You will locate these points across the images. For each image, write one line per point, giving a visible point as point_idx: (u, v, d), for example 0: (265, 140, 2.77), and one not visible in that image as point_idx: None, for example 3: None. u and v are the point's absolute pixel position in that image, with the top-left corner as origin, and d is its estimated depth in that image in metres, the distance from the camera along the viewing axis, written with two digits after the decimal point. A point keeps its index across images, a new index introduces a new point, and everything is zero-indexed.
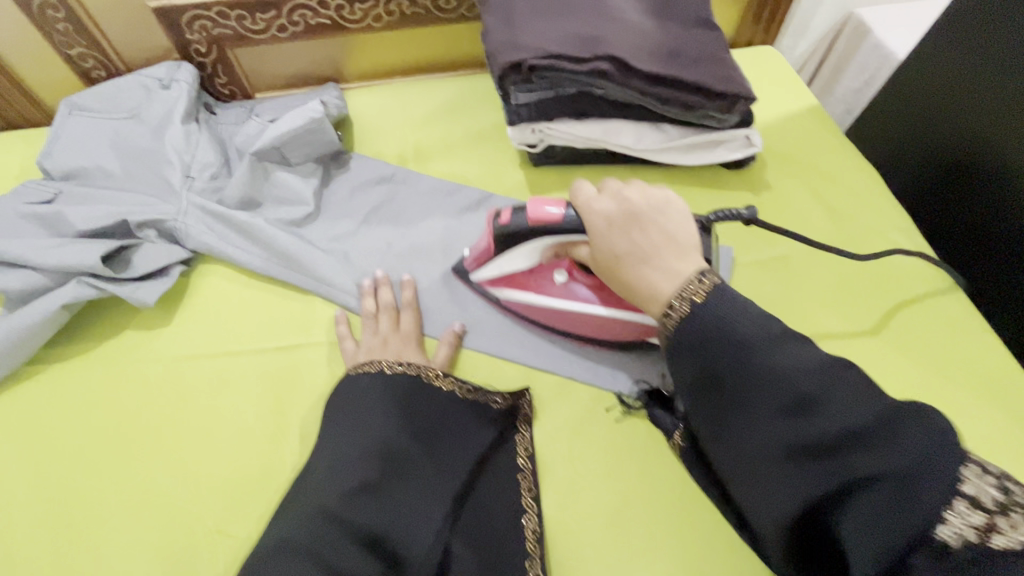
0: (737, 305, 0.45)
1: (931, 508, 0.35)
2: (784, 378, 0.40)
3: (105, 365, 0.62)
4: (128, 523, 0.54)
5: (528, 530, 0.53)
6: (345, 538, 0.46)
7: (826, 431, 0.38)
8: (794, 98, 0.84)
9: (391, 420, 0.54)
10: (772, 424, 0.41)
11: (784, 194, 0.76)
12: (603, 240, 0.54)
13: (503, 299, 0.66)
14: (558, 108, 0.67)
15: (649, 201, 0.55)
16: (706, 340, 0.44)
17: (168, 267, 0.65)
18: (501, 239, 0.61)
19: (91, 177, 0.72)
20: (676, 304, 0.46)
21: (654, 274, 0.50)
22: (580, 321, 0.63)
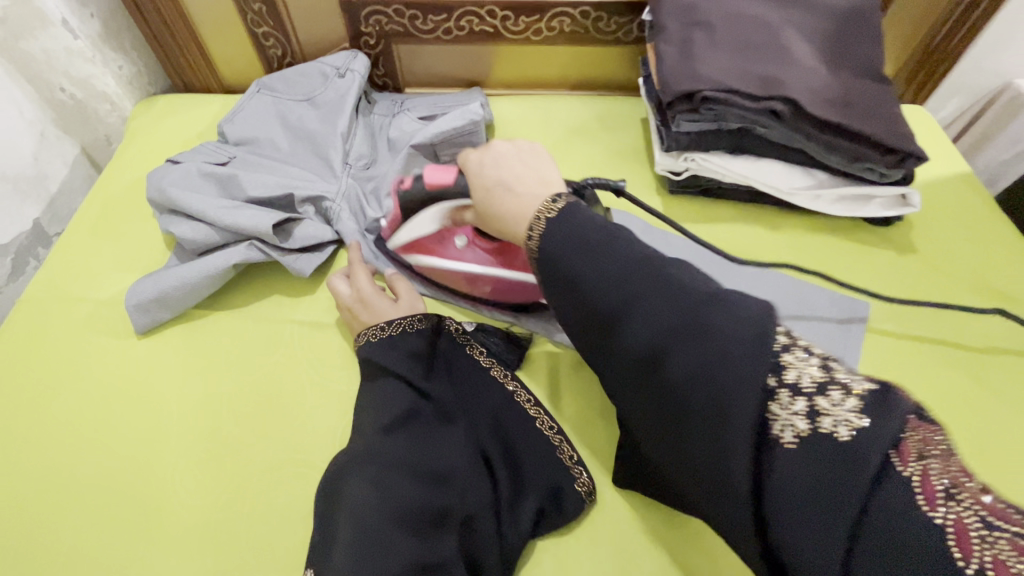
0: (586, 215, 0.46)
1: (778, 416, 0.33)
2: (651, 312, 0.39)
3: (254, 321, 0.66)
4: (265, 473, 0.57)
5: (576, 473, 0.55)
6: (400, 474, 0.50)
7: (645, 326, 0.39)
8: (948, 163, 0.81)
9: (395, 341, 0.58)
10: (630, 330, 0.40)
11: (933, 258, 0.72)
12: (477, 178, 0.56)
13: (413, 264, 0.69)
14: (716, 140, 0.67)
15: (518, 148, 0.57)
16: (578, 235, 0.45)
17: (322, 245, 0.69)
18: (408, 205, 0.64)
19: (262, 148, 0.78)
20: (534, 224, 0.47)
21: (520, 200, 0.51)
22: (459, 278, 0.68)
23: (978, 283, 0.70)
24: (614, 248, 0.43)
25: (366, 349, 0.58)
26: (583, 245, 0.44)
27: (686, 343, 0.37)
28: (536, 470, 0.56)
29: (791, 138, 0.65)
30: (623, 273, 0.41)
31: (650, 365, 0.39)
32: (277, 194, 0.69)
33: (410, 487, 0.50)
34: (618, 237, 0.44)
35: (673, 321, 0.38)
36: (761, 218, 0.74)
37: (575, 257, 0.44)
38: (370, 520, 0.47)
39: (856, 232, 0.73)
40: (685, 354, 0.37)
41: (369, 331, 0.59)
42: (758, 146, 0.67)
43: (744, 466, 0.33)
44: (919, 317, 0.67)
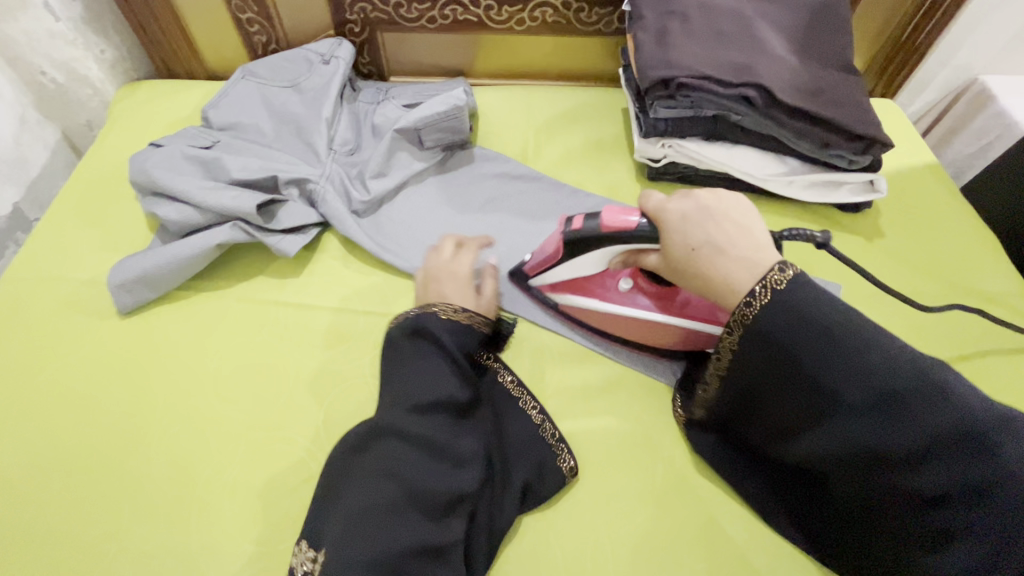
0: (815, 294, 0.46)
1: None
2: (932, 417, 0.42)
3: (237, 304, 0.66)
4: (247, 450, 0.57)
5: (559, 451, 0.57)
6: (419, 455, 0.49)
7: (927, 433, 0.42)
8: (916, 154, 0.84)
9: (453, 333, 0.55)
10: (851, 417, 0.45)
11: (900, 244, 0.75)
12: (677, 232, 0.52)
13: (561, 303, 0.67)
14: (692, 126, 0.69)
15: (720, 197, 0.53)
16: (790, 319, 0.46)
17: (306, 227, 0.69)
18: (570, 248, 0.59)
19: (246, 133, 0.79)
20: (757, 294, 0.47)
21: (733, 267, 0.49)
22: (612, 322, 0.64)
23: (941, 267, 0.73)
24: (844, 328, 0.45)
25: (427, 327, 0.55)
26: (802, 324, 0.46)
27: (957, 450, 0.41)
28: (522, 448, 0.57)
29: (764, 125, 0.67)
30: (836, 357, 0.45)
31: (904, 463, 0.43)
32: (261, 176, 0.70)
33: (430, 470, 0.49)
34: (877, 333, 0.45)
35: (928, 433, 0.42)
36: None
37: (798, 334, 0.46)
38: (383, 501, 0.47)
39: (827, 219, 0.76)
40: (949, 463, 0.41)
41: (433, 309, 0.56)
42: (732, 133, 0.69)
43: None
44: (885, 299, 0.70)
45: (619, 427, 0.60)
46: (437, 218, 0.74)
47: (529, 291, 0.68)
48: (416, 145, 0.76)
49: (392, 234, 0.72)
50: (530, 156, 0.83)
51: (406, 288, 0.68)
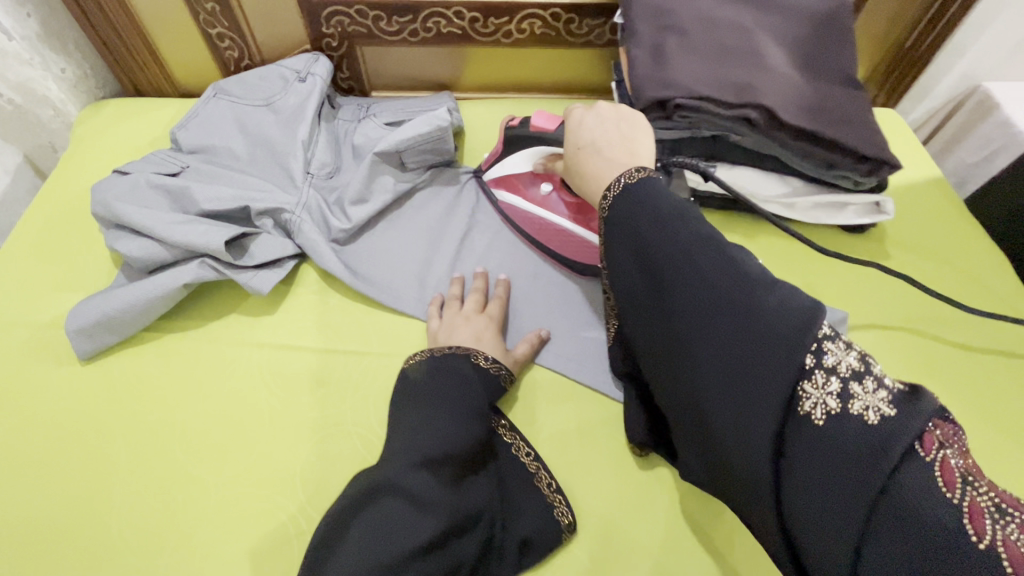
0: (653, 189, 0.46)
1: (857, 396, 0.35)
2: (706, 281, 0.41)
3: (206, 344, 0.62)
4: (216, 509, 0.53)
5: (558, 506, 0.53)
6: (415, 513, 0.46)
7: (709, 291, 0.40)
8: (920, 169, 0.81)
9: (479, 380, 0.55)
10: (673, 295, 0.42)
11: (908, 265, 0.72)
12: (574, 132, 0.56)
13: (495, 198, 0.72)
14: (691, 148, 0.65)
15: (622, 116, 0.56)
16: (631, 216, 0.46)
17: (281, 260, 0.65)
18: (511, 140, 0.69)
19: (218, 157, 0.74)
20: (613, 185, 0.48)
21: (600, 163, 0.52)
22: (531, 223, 0.68)
23: (950, 289, 0.70)
24: (670, 223, 0.44)
25: (458, 369, 0.55)
26: (642, 210, 0.46)
27: (729, 318, 0.39)
28: (520, 502, 0.53)
29: (766, 146, 0.63)
30: (656, 234, 0.44)
31: (690, 343, 0.41)
32: (232, 206, 0.65)
33: (426, 529, 0.46)
34: (694, 220, 0.44)
35: (712, 307, 0.40)
36: (736, 226, 0.73)
37: (635, 230, 0.45)
38: (381, 568, 0.44)
39: (832, 240, 0.72)
40: (724, 322, 0.39)
41: (462, 350, 0.57)
42: (733, 154, 0.66)
43: (771, 437, 0.36)
44: (894, 326, 0.66)
45: (618, 474, 0.56)
46: (422, 246, 0.70)
47: (483, 186, 0.74)
48: (398, 168, 0.72)
49: (374, 266, 0.67)
50: None
51: (389, 324, 0.64)
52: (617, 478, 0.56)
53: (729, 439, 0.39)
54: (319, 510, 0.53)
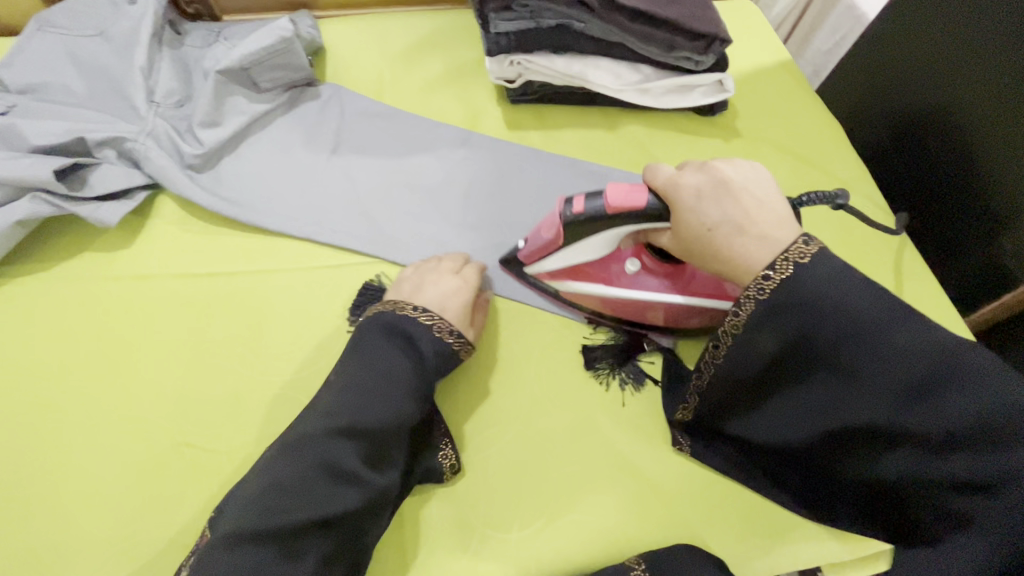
0: (842, 275, 0.43)
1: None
2: (903, 352, 0.41)
3: (58, 283, 0.59)
4: (86, 437, 0.53)
5: (445, 460, 0.52)
6: (315, 475, 0.44)
7: (905, 372, 0.41)
8: (771, 53, 0.85)
9: (437, 360, 0.52)
10: (810, 345, 0.44)
11: (755, 142, 0.77)
12: (691, 211, 0.48)
13: (562, 291, 0.61)
14: (538, 39, 0.66)
15: (739, 175, 0.49)
16: (813, 301, 0.43)
17: (130, 190, 0.62)
18: (574, 228, 0.53)
19: (52, 93, 0.69)
20: (779, 266, 0.44)
21: (749, 243, 0.46)
22: (620, 306, 0.59)
23: (792, 160, 0.76)
24: (829, 286, 0.42)
25: (420, 345, 0.52)
26: (822, 303, 0.42)
27: (916, 400, 0.41)
28: (423, 468, 0.51)
29: (607, 31, 0.65)
30: (810, 294, 0.43)
31: (831, 374, 0.44)
32: (65, 139, 0.61)
33: (323, 493, 0.44)
34: (848, 276, 0.43)
35: (917, 402, 0.41)
36: (597, 120, 0.76)
37: (806, 305, 0.43)
38: (268, 531, 0.41)
39: (686, 124, 0.76)
40: (881, 375, 0.42)
41: (428, 321, 0.53)
42: (579, 43, 0.67)
43: (966, 538, 0.40)
44: None
45: (491, 356, 0.59)
46: (285, 166, 0.68)
47: (523, 277, 0.63)
48: (250, 88, 0.70)
49: (234, 188, 0.66)
50: (385, 90, 0.77)
51: (257, 244, 0.64)
52: (491, 358, 0.59)
53: (926, 473, 0.42)
54: (195, 423, 0.54)
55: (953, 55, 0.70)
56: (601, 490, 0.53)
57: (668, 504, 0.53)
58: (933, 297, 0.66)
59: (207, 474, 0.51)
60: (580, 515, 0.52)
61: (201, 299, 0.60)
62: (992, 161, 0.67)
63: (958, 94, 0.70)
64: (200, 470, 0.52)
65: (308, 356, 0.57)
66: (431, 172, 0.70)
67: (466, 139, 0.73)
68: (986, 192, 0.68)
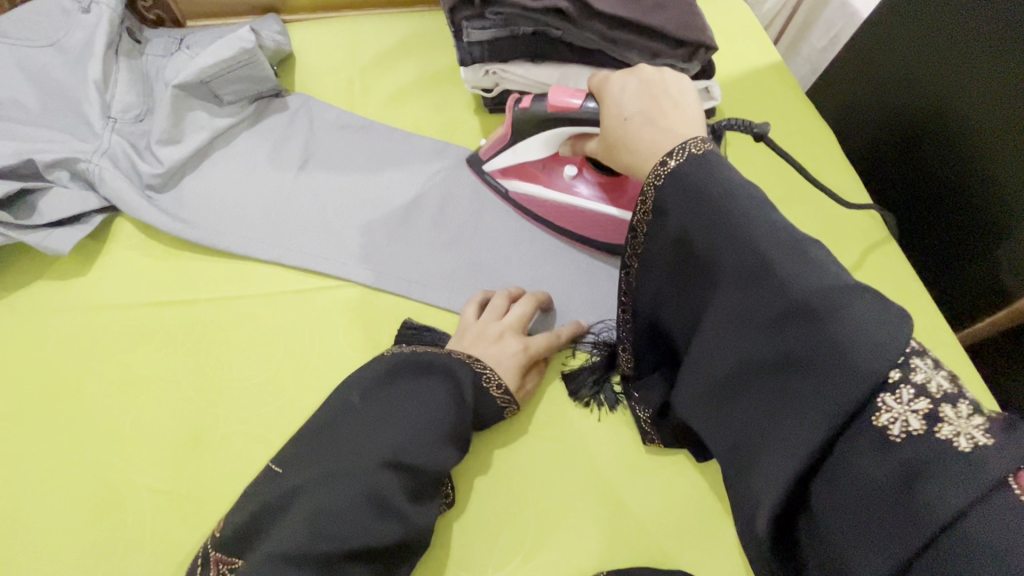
0: (718, 170, 0.39)
1: (886, 409, 0.31)
2: (783, 287, 0.34)
3: (9, 316, 0.56)
4: (41, 482, 0.50)
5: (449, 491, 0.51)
6: (361, 513, 0.42)
7: (760, 266, 0.36)
8: (760, 54, 0.82)
9: (482, 404, 0.50)
10: (696, 262, 0.40)
11: (743, 150, 0.75)
12: (613, 104, 0.49)
13: (511, 190, 0.66)
14: (514, 48, 0.63)
15: (663, 75, 0.49)
16: (683, 194, 0.40)
17: (84, 215, 0.59)
18: (518, 125, 0.59)
19: (2, 110, 0.65)
20: (673, 157, 0.41)
21: (653, 137, 0.45)
22: (560, 213, 0.63)
23: (780, 168, 0.74)
24: (704, 183, 0.39)
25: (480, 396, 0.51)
26: (688, 199, 0.39)
27: (799, 319, 0.34)
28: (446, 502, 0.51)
29: (586, 39, 0.62)
30: (682, 196, 0.40)
31: (707, 281, 0.40)
32: (13, 162, 0.58)
33: (371, 530, 0.42)
34: (726, 175, 0.39)
35: (745, 294, 0.36)
36: None
37: (676, 196, 0.40)
38: (308, 560, 0.40)
39: None
40: (754, 291, 0.36)
41: (480, 369, 0.51)
42: (557, 51, 0.64)
43: (812, 456, 0.33)
44: None
45: None
46: (251, 184, 0.65)
47: (484, 176, 0.67)
48: (212, 102, 0.66)
49: (196, 210, 0.63)
50: (357, 99, 0.74)
51: (220, 269, 0.61)
52: None
53: (768, 425, 0.36)
54: (155, 463, 0.51)
55: (949, 65, 0.67)
56: (579, 526, 0.51)
57: (651, 542, 0.51)
58: (928, 311, 0.64)
59: (168, 519, 0.49)
60: (557, 555, 0.50)
61: (161, 329, 0.57)
62: (1009, 166, 0.62)
63: (954, 106, 0.67)
64: (161, 515, 0.49)
65: (274, 389, 0.55)
66: (405, 188, 0.67)
67: (442, 152, 0.69)
68: (979, 208, 0.66)
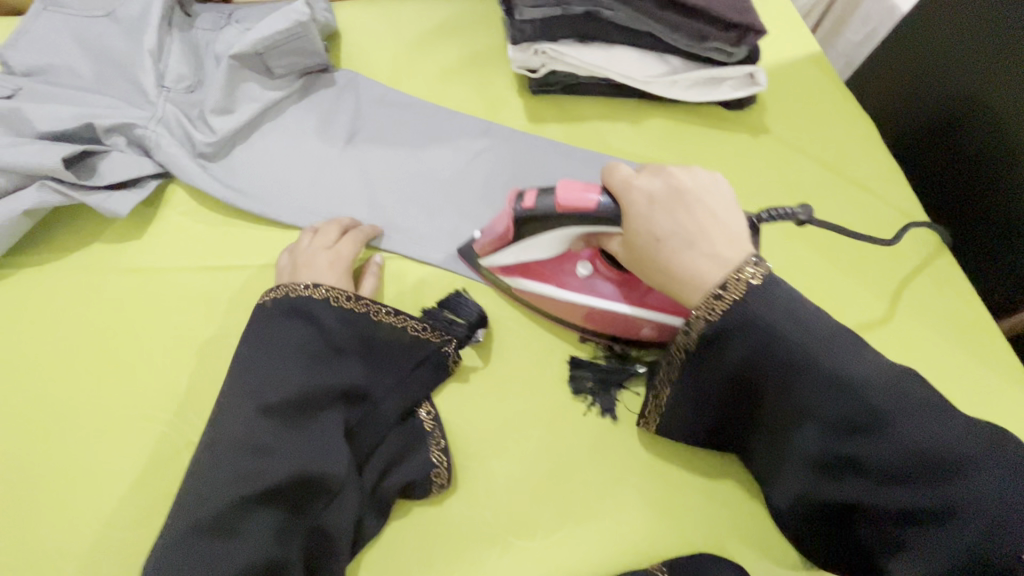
0: (788, 295, 0.42)
1: (1021, 538, 0.37)
2: (904, 438, 0.40)
3: (67, 276, 0.58)
4: (95, 435, 0.51)
5: (433, 449, 0.51)
6: (242, 454, 0.44)
7: (882, 456, 0.40)
8: (800, 44, 0.82)
9: (331, 329, 0.51)
10: (792, 393, 0.42)
11: (785, 137, 0.75)
12: (642, 215, 0.47)
13: (516, 288, 0.59)
14: (564, 28, 0.63)
15: (698, 181, 0.48)
16: (760, 337, 0.42)
17: (140, 180, 0.60)
18: (523, 225, 0.52)
19: (58, 76, 0.67)
20: (729, 283, 0.42)
21: (698, 260, 0.44)
22: (573, 312, 0.57)
23: (822, 156, 0.74)
24: (773, 319, 0.42)
25: (370, 332, 0.52)
26: (772, 335, 0.42)
27: (920, 476, 0.40)
28: (400, 465, 0.50)
29: (637, 20, 0.63)
30: (780, 337, 0.42)
31: (809, 420, 0.42)
32: (73, 125, 0.59)
33: (257, 471, 0.44)
34: (793, 297, 0.43)
35: (861, 442, 0.41)
36: (620, 111, 0.73)
37: (759, 352, 0.42)
38: (201, 521, 0.43)
39: (712, 118, 0.74)
40: (880, 451, 0.40)
41: (361, 307, 0.52)
42: (607, 33, 0.65)
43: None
44: (767, 193, 0.70)
45: (511, 358, 0.57)
46: (300, 156, 0.66)
47: (478, 267, 0.60)
48: (264, 75, 0.67)
49: (248, 179, 0.64)
50: (402, 77, 0.75)
51: (269, 237, 0.62)
52: (510, 360, 0.57)
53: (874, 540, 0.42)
54: (208, 421, 0.52)
55: (989, 54, 0.69)
56: (622, 497, 0.51)
57: (693, 516, 0.51)
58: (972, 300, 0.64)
59: None
60: (602, 525, 0.50)
61: (213, 293, 0.58)
62: None
63: (993, 91, 0.68)
64: None
65: None
66: (449, 165, 0.68)
67: (486, 131, 0.70)
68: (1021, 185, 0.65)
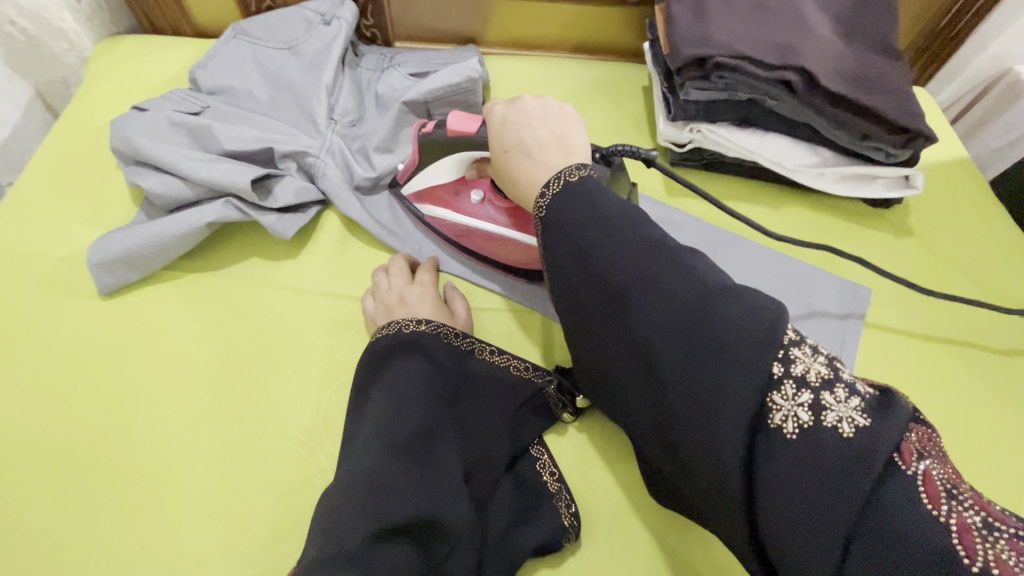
0: (602, 195, 0.44)
1: (777, 405, 0.34)
2: (668, 292, 0.38)
3: (228, 286, 0.61)
4: (235, 446, 0.53)
5: (562, 508, 0.50)
6: (373, 494, 0.42)
7: (664, 354, 0.37)
8: (949, 147, 0.80)
9: (447, 365, 0.52)
10: (621, 300, 0.40)
11: (933, 240, 0.72)
12: (496, 133, 0.52)
13: (426, 214, 0.65)
14: (725, 111, 0.65)
15: (545, 106, 0.52)
16: (584, 224, 0.43)
17: (305, 205, 0.65)
18: (425, 151, 0.61)
19: (238, 98, 0.72)
20: (552, 183, 0.45)
21: (531, 166, 0.49)
22: (473, 237, 0.63)
23: (975, 264, 0.70)
24: (599, 209, 0.43)
25: (475, 369, 0.53)
26: (593, 222, 0.42)
27: (676, 348, 0.37)
28: (525, 525, 0.50)
29: (801, 112, 0.63)
30: (591, 230, 0.42)
31: (627, 315, 0.40)
32: (255, 147, 0.64)
33: (394, 512, 0.42)
34: (622, 204, 0.44)
35: (660, 334, 0.38)
36: (762, 196, 0.72)
37: (595, 243, 0.42)
38: (329, 557, 0.40)
39: (857, 213, 0.72)
40: (671, 344, 0.37)
41: (468, 345, 0.54)
42: (766, 120, 0.66)
43: (743, 470, 0.34)
44: (917, 297, 0.66)
45: None
46: None
47: (404, 201, 0.67)
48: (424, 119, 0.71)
49: (399, 216, 0.67)
50: None
51: None
52: None
53: (688, 439, 0.37)
54: None
55: None
56: None
57: None
58: None
59: None
60: None
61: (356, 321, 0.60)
62: None
63: None
64: None
65: None
66: None
67: None
68: None
